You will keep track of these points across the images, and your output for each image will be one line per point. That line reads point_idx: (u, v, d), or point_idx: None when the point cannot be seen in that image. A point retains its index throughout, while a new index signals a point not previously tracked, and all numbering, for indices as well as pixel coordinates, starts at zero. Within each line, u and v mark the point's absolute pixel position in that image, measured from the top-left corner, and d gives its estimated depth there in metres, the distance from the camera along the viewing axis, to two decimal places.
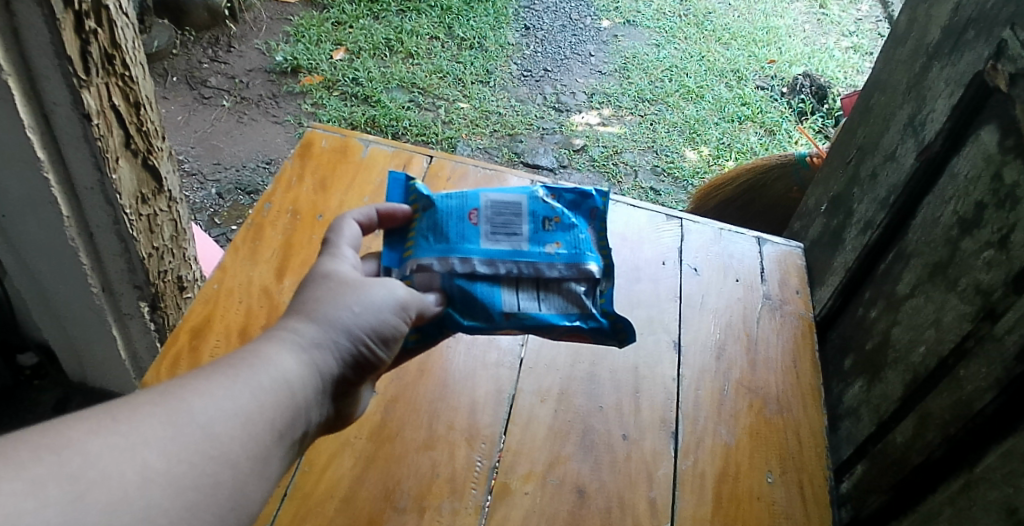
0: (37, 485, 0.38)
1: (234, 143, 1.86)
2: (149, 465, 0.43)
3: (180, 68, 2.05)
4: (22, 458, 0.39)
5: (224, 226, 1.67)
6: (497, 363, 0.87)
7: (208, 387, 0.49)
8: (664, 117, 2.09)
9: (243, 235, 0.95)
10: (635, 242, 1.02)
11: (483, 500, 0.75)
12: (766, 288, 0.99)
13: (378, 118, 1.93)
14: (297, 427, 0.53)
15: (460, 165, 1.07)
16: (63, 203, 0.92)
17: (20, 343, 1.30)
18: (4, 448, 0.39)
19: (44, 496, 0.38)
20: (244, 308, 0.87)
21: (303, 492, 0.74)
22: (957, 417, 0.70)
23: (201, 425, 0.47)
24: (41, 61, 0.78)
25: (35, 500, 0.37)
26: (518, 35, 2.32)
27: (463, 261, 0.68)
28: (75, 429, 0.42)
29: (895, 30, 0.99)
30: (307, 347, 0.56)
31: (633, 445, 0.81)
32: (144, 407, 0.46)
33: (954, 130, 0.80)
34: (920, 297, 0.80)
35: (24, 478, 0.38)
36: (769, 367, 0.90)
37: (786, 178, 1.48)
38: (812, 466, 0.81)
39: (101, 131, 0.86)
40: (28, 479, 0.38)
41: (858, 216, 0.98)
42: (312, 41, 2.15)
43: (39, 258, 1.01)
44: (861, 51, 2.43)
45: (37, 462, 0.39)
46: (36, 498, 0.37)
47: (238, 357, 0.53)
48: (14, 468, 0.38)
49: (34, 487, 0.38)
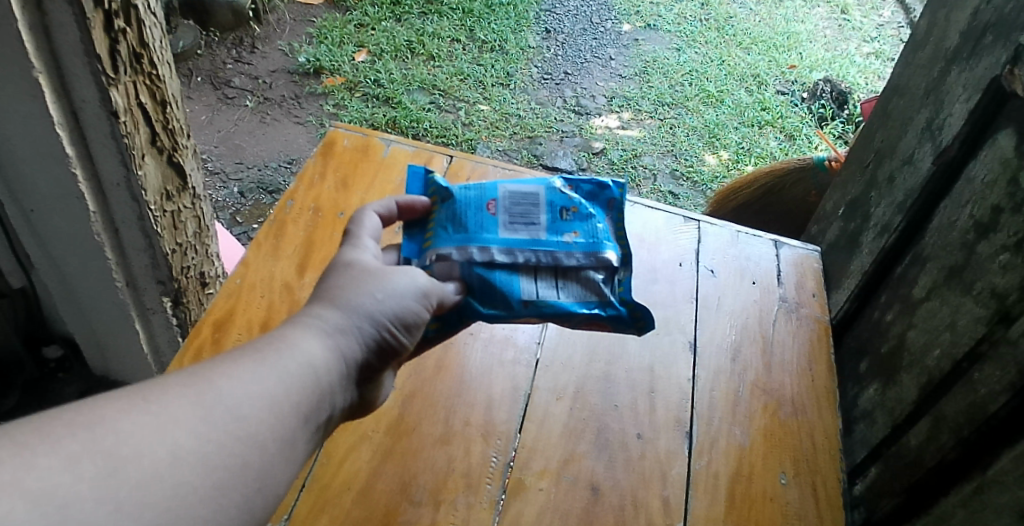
0: (71, 461, 0.40)
1: (256, 143, 1.88)
2: (179, 445, 0.44)
3: (204, 68, 2.08)
4: (57, 435, 0.40)
5: (245, 225, 1.69)
6: (514, 361, 0.88)
7: (237, 370, 0.51)
8: (683, 121, 2.09)
9: (266, 230, 0.96)
10: (652, 244, 1.03)
11: (498, 497, 0.76)
12: (783, 291, 1.00)
13: (399, 119, 1.96)
14: (322, 411, 0.54)
15: (480, 165, 1.08)
16: (90, 199, 0.94)
17: (47, 336, 1.32)
18: (40, 425, 0.41)
19: (79, 471, 0.39)
20: (266, 302, 0.89)
21: (321, 484, 0.75)
22: (972, 420, 0.70)
23: (229, 406, 0.48)
24: (72, 59, 0.80)
25: (70, 474, 0.39)
26: (539, 38, 2.33)
27: (482, 250, 0.70)
28: (108, 407, 0.44)
29: (916, 34, 0.99)
30: (331, 332, 0.57)
31: (647, 445, 0.81)
32: (173, 389, 0.47)
33: (971, 134, 0.80)
34: (935, 301, 0.80)
35: (60, 453, 0.40)
36: (784, 369, 0.90)
37: (805, 181, 1.48)
38: (826, 468, 0.81)
39: (127, 129, 0.88)
40: (63, 455, 0.40)
41: (876, 220, 0.98)
42: (335, 42, 2.17)
43: (67, 252, 1.04)
44: (883, 56, 2.43)
45: (72, 438, 0.41)
46: (71, 473, 0.39)
47: (264, 341, 0.55)
48: (50, 444, 0.40)
49: (69, 462, 0.39)
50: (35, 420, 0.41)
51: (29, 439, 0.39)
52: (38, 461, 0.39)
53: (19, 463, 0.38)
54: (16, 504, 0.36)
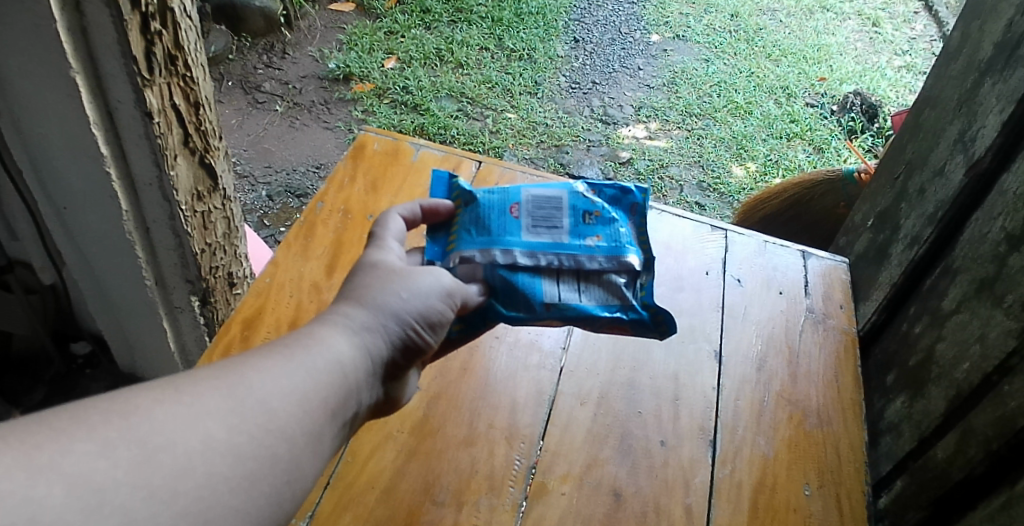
0: (107, 447, 0.41)
1: (285, 148, 1.91)
2: (211, 435, 0.45)
3: (235, 73, 2.12)
4: (93, 421, 0.42)
5: (273, 228, 1.71)
6: (539, 365, 0.89)
7: (267, 365, 0.52)
8: (711, 132, 2.10)
9: (297, 230, 0.98)
10: (679, 252, 1.03)
11: (520, 500, 0.76)
12: (810, 302, 1.00)
13: (426, 126, 1.98)
14: (350, 407, 0.55)
15: (508, 171, 1.09)
16: (123, 197, 0.96)
17: (76, 334, 1.35)
18: (76, 412, 0.42)
19: (115, 457, 0.40)
20: (294, 302, 0.90)
21: (345, 482, 0.76)
22: (1001, 433, 0.70)
23: (260, 399, 0.49)
24: (109, 60, 0.82)
25: (106, 460, 0.40)
26: (568, 47, 2.36)
27: (505, 253, 0.70)
28: (142, 397, 0.45)
29: (949, 45, 0.99)
30: (357, 330, 0.58)
31: (671, 452, 0.81)
32: (205, 381, 0.48)
33: (1004, 146, 0.80)
34: (965, 313, 0.80)
35: (96, 440, 0.41)
36: (810, 380, 0.90)
37: (834, 193, 1.47)
38: (851, 481, 0.81)
39: (161, 130, 0.90)
40: (99, 441, 0.41)
41: (905, 231, 0.98)
42: (365, 49, 2.21)
43: (97, 249, 1.05)
44: (915, 70, 2.42)
45: (107, 425, 0.42)
46: (106, 458, 0.40)
47: (294, 338, 0.55)
48: (87, 430, 0.41)
49: (104, 448, 0.40)
50: (72, 408, 0.42)
51: (66, 425, 0.41)
52: (75, 446, 0.40)
53: (56, 448, 0.39)
54: (55, 488, 0.37)
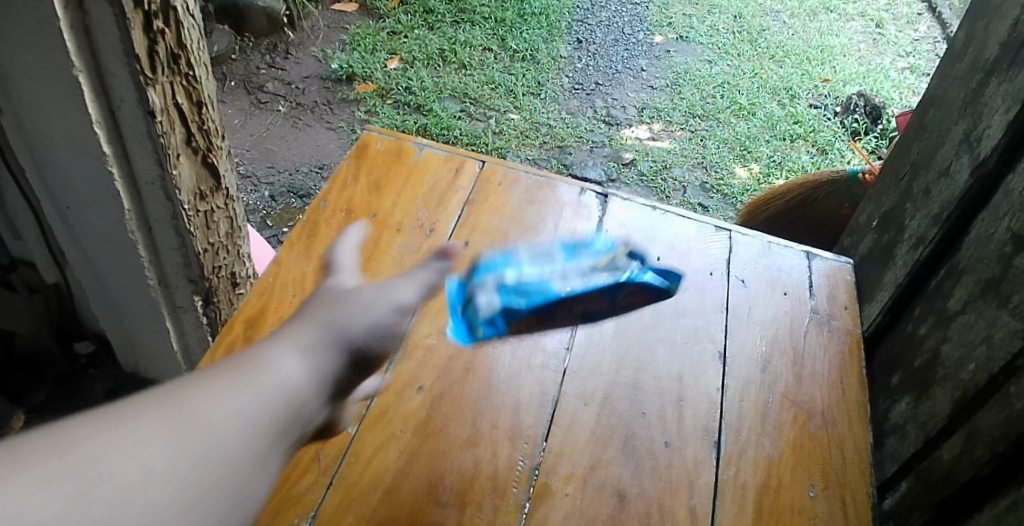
0: (44, 483, 0.40)
1: (288, 148, 1.91)
2: (149, 464, 0.44)
3: (238, 73, 2.12)
4: (30, 457, 0.41)
5: (275, 229, 1.71)
6: (543, 365, 0.89)
7: (210, 391, 0.51)
8: (714, 133, 2.10)
9: (299, 231, 0.98)
10: (683, 252, 1.03)
11: (524, 501, 0.76)
12: (815, 303, 0.99)
13: (429, 126, 1.98)
14: (296, 431, 0.54)
15: (511, 172, 1.10)
16: (125, 197, 0.96)
17: (79, 333, 1.35)
18: (13, 447, 0.41)
19: (51, 493, 0.40)
20: (298, 301, 0.90)
21: (348, 481, 0.76)
22: (1005, 435, 0.70)
23: (202, 425, 0.48)
24: (112, 59, 0.82)
25: (40, 497, 0.39)
26: (570, 48, 2.36)
27: None
28: (77, 430, 0.44)
29: (953, 46, 0.99)
30: (297, 357, 0.58)
31: (675, 453, 0.81)
32: (142, 411, 0.47)
33: (1009, 147, 0.80)
34: (971, 314, 0.80)
35: (31, 476, 0.40)
36: (814, 381, 0.90)
37: (838, 194, 1.47)
38: (855, 483, 0.80)
39: (164, 128, 0.90)
40: (36, 477, 0.40)
41: (910, 232, 0.98)
42: (368, 50, 2.21)
43: (101, 248, 1.05)
44: (918, 71, 2.42)
45: (45, 461, 0.41)
46: (41, 494, 0.39)
47: (237, 365, 0.55)
48: (29, 466, 0.40)
49: (43, 485, 0.40)
50: (13, 442, 0.42)
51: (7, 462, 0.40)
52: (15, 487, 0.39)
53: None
54: None
